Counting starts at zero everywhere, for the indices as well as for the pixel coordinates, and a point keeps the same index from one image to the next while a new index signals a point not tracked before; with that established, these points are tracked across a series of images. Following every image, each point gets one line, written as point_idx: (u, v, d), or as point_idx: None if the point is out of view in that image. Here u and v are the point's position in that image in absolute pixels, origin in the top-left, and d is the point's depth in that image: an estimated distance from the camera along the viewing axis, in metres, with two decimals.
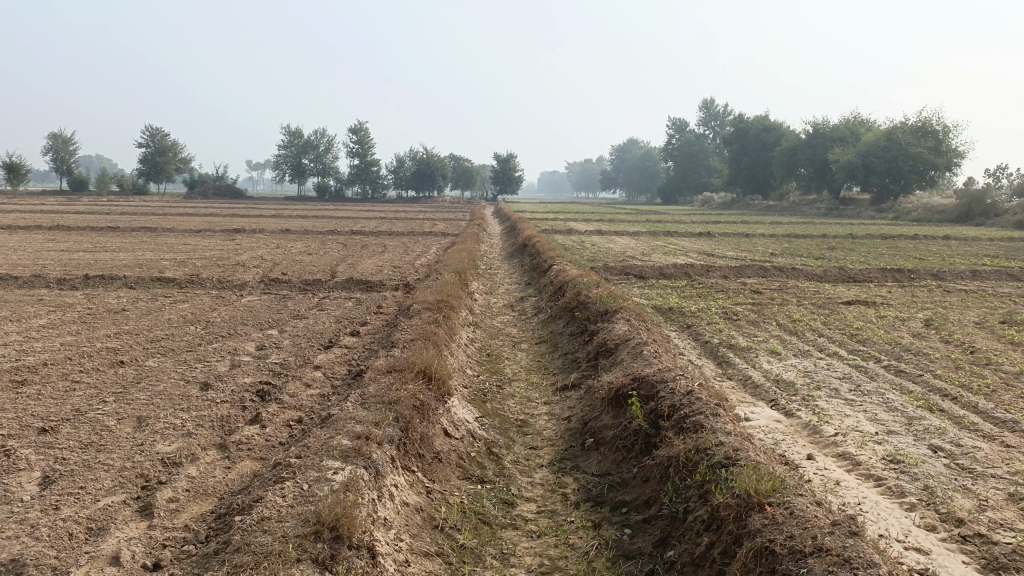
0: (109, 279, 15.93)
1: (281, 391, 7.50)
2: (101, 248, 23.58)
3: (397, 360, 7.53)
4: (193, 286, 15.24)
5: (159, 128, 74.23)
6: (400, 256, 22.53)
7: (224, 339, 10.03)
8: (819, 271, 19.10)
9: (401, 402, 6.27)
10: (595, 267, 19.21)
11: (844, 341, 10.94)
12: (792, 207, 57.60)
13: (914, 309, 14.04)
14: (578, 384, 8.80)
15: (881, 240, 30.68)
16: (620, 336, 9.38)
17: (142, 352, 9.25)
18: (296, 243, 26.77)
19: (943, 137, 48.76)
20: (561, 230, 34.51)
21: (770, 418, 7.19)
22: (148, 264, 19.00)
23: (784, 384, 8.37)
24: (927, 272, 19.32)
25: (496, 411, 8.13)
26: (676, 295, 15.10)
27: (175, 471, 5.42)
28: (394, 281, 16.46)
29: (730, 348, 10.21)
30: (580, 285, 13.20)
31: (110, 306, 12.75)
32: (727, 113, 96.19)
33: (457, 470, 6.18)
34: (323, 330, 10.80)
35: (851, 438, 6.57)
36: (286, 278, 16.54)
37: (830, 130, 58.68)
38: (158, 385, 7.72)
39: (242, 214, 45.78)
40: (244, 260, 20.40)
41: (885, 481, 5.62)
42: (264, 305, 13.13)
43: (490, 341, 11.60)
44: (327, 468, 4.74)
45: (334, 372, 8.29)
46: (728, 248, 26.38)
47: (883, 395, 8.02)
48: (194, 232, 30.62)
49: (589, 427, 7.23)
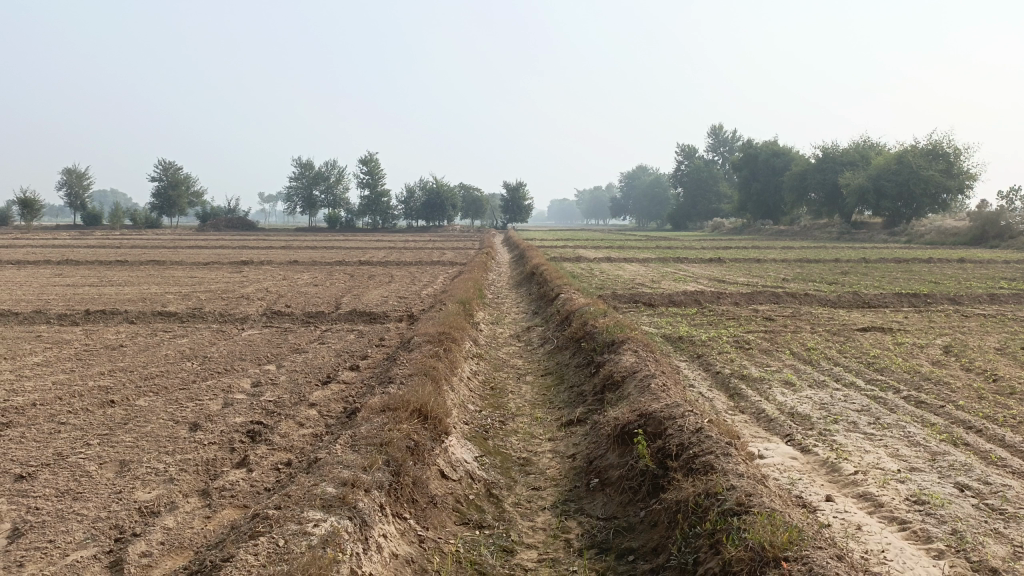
0: (111, 314, 15.74)
1: (272, 431, 7.19)
2: (107, 282, 23.48)
3: (392, 397, 7.21)
4: (195, 320, 15.01)
5: (172, 162, 74.93)
6: (407, 286, 22.30)
7: (219, 376, 9.75)
8: (832, 297, 18.71)
9: (393, 444, 5.95)
10: (604, 295, 18.90)
11: (861, 370, 10.54)
12: (803, 231, 57.20)
13: (932, 335, 13.63)
14: (584, 419, 8.44)
15: (895, 264, 30.24)
16: (627, 368, 9.03)
17: (134, 390, 8.98)
18: (303, 274, 26.57)
19: (954, 159, 48.36)
20: (571, 257, 34.25)
21: (784, 454, 6.80)
22: (152, 299, 18.84)
23: (800, 418, 7.98)
24: (944, 297, 18.89)
25: (497, 449, 7.78)
26: (686, 324, 14.74)
27: (152, 521, 5.11)
28: (398, 311, 16.22)
29: (742, 379, 9.83)
30: (587, 315, 12.87)
31: (108, 342, 12.53)
32: (735, 139, 96.16)
33: (454, 515, 5.83)
34: (322, 364, 10.51)
35: (872, 477, 6.18)
36: (289, 311, 16.32)
37: (840, 154, 58.40)
38: (145, 426, 7.43)
39: (251, 246, 45.83)
40: (249, 292, 20.25)
41: (911, 525, 5.22)
42: (264, 338, 12.88)
43: (494, 374, 11.26)
44: (308, 521, 4.41)
45: (330, 409, 7.98)
46: (740, 274, 26.01)
47: (904, 428, 7.62)
48: (202, 265, 30.57)
49: (595, 466, 6.87)
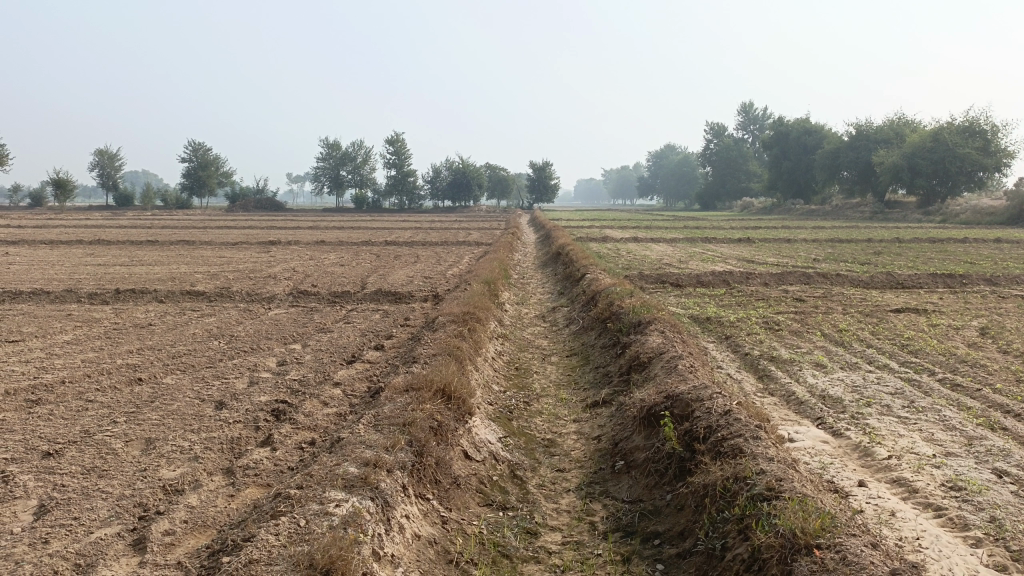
0: (140, 293, 15.89)
1: (296, 410, 7.18)
2: (138, 262, 23.73)
3: (415, 377, 7.16)
4: (222, 300, 15.11)
5: (201, 143, 75.51)
6: (432, 266, 22.28)
7: (244, 355, 9.78)
8: (864, 277, 18.36)
9: (416, 424, 5.89)
10: (631, 275, 18.72)
11: (894, 352, 10.30)
12: (834, 211, 56.27)
13: (968, 316, 13.31)
14: (609, 401, 8.33)
15: (929, 244, 29.62)
16: (654, 348, 8.90)
17: (161, 368, 9.03)
18: (329, 254, 26.64)
19: (992, 137, 47.17)
20: (597, 237, 34.01)
21: (815, 438, 6.65)
22: (181, 278, 18.99)
23: (831, 401, 7.80)
24: (980, 277, 18.46)
25: (522, 430, 7.71)
26: (714, 304, 14.54)
27: (176, 500, 5.11)
28: (424, 291, 16.18)
29: (772, 360, 9.65)
30: (613, 295, 12.74)
31: (136, 320, 12.64)
32: (766, 117, 94.64)
33: (477, 496, 5.77)
34: (347, 343, 10.51)
35: (907, 462, 6.01)
36: (315, 290, 16.36)
37: (873, 132, 57.25)
38: (171, 404, 7.46)
39: (279, 226, 46.12)
40: (276, 272, 20.36)
41: (947, 511, 5.07)
42: (290, 317, 12.93)
43: (520, 354, 11.19)
44: (329, 501, 4.37)
45: (354, 389, 7.97)
46: (769, 254, 25.62)
47: (940, 412, 7.42)
48: (231, 245, 30.79)
49: (620, 448, 6.78)
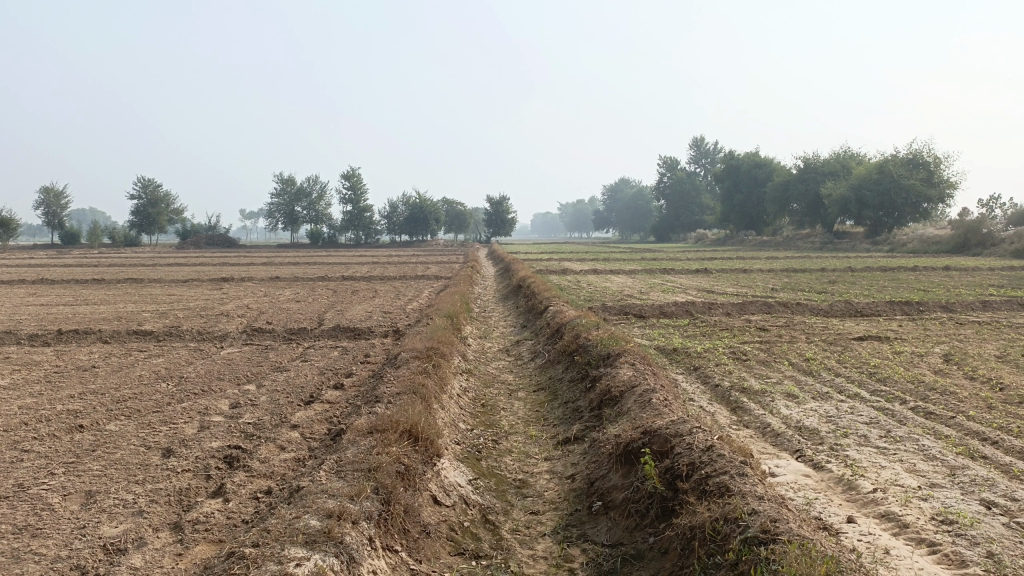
0: (84, 334, 15.16)
1: (251, 456, 6.73)
2: (83, 302, 22.81)
3: (379, 418, 6.76)
4: (172, 339, 14.47)
5: (151, 180, 74.00)
6: (392, 301, 21.83)
7: (195, 397, 9.26)
8: (824, 306, 18.46)
9: (382, 469, 5.50)
10: (593, 306, 18.55)
11: (863, 380, 10.20)
12: (786, 242, 57.27)
13: (930, 343, 13.35)
14: (581, 437, 8.03)
15: (882, 272, 30.13)
16: (625, 382, 8.65)
17: (104, 414, 8.47)
18: (285, 291, 26.00)
19: (934, 168, 48.58)
20: (557, 270, 33.91)
21: (797, 472, 6.42)
22: (128, 317, 18.24)
23: (808, 432, 7.62)
24: (936, 304, 18.70)
25: (491, 471, 7.36)
26: (679, 335, 14.39)
27: (117, 560, 4.63)
28: (384, 327, 15.76)
29: (743, 392, 9.47)
30: (579, 327, 12.51)
31: (79, 363, 11.99)
32: (717, 151, 96.50)
33: (448, 545, 5.39)
34: (304, 383, 10.06)
35: (893, 495, 5.81)
36: (271, 328, 15.81)
37: (821, 165, 58.61)
38: (115, 453, 6.94)
39: (232, 263, 45.17)
40: (229, 309, 19.72)
41: (942, 547, 4.86)
42: (244, 357, 12.40)
43: (485, 390, 10.85)
44: (289, 560, 3.96)
45: (313, 431, 7.53)
46: (728, 285, 25.71)
47: (918, 441, 7.27)
48: (181, 282, 29.90)
49: (596, 487, 6.47)
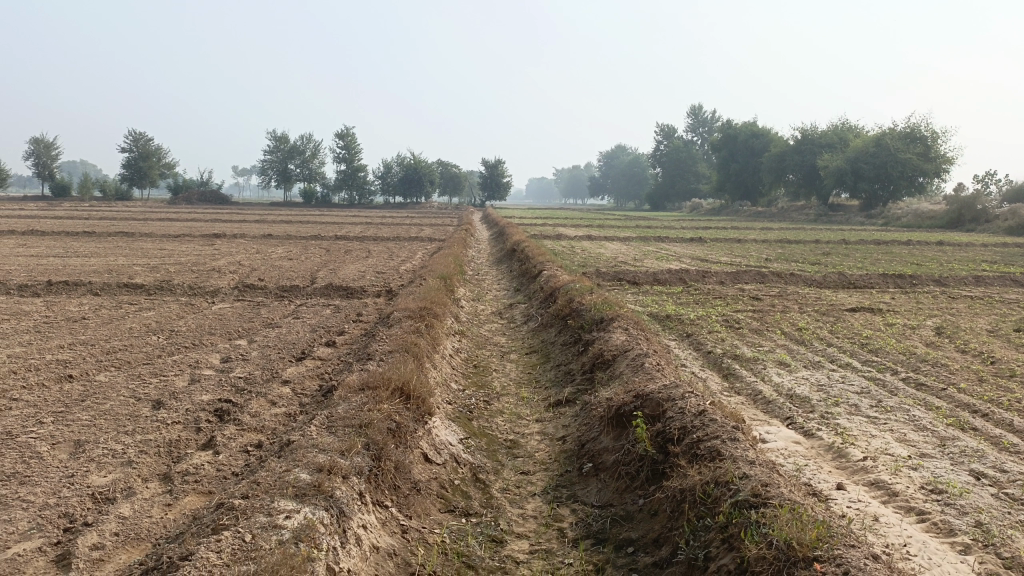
0: (73, 286, 15.03)
1: (242, 410, 6.69)
2: (73, 254, 22.62)
3: (371, 375, 6.72)
4: (162, 293, 14.37)
5: (143, 133, 73.06)
6: (384, 262, 21.72)
7: (186, 351, 9.20)
8: (817, 277, 18.45)
9: (373, 425, 5.47)
10: (587, 272, 18.50)
11: (855, 351, 10.22)
12: (781, 213, 57.20)
13: (922, 316, 13.38)
14: (573, 400, 8.03)
15: (875, 246, 30.11)
16: (618, 346, 8.63)
17: (93, 365, 8.41)
18: (277, 248, 25.86)
19: (932, 143, 48.40)
20: (550, 235, 33.80)
21: (788, 439, 6.44)
22: (118, 270, 18.10)
23: (799, 400, 7.63)
24: (929, 278, 18.71)
25: (482, 431, 7.35)
26: (672, 302, 14.38)
27: (105, 509, 4.60)
28: (376, 286, 15.68)
29: (735, 359, 9.47)
30: (573, 291, 12.46)
31: (69, 314, 11.89)
32: (715, 120, 95.80)
33: (438, 502, 5.39)
34: (296, 339, 10.01)
35: (883, 464, 5.82)
36: (262, 284, 15.72)
37: (819, 136, 58.32)
38: (104, 403, 6.90)
39: (224, 219, 44.79)
40: (221, 265, 19.59)
41: (930, 516, 4.88)
42: (235, 312, 12.32)
43: (477, 351, 10.83)
44: (278, 512, 3.94)
45: (305, 387, 7.50)
46: (722, 254, 25.69)
47: (908, 411, 7.30)
48: (173, 237, 29.68)
49: (587, 449, 6.48)
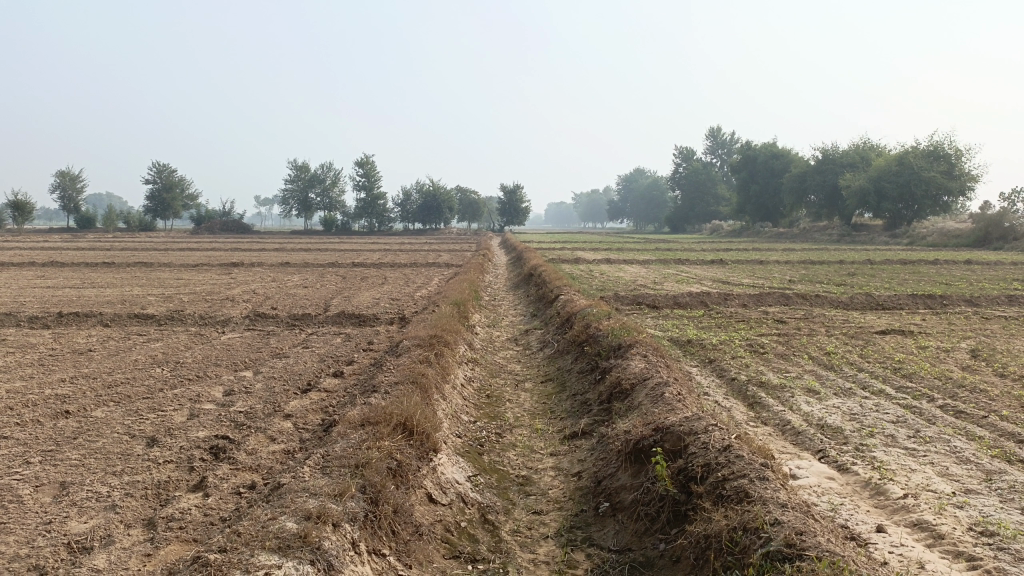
0: (84, 317, 14.84)
1: (238, 448, 6.35)
2: (89, 284, 22.55)
3: (373, 410, 6.35)
4: (173, 323, 14.14)
5: (167, 164, 73.81)
6: (400, 288, 21.45)
7: (188, 383, 8.91)
8: (844, 298, 17.90)
9: (372, 465, 5.09)
10: (606, 296, 18.08)
11: (888, 376, 9.71)
12: (803, 234, 56.45)
13: (955, 338, 12.82)
14: (589, 432, 7.61)
15: (901, 265, 29.43)
16: (636, 374, 8.21)
17: (92, 400, 8.12)
18: (293, 276, 25.73)
19: (956, 161, 47.57)
20: (569, 259, 33.50)
21: (820, 474, 5.97)
22: (132, 301, 17.96)
23: (831, 430, 7.16)
24: (960, 298, 18.09)
25: (493, 466, 6.96)
26: (693, 327, 13.92)
27: (79, 561, 4.26)
28: (389, 314, 15.38)
29: (761, 386, 9.01)
30: (590, 316, 12.06)
31: (75, 346, 11.67)
32: (734, 142, 95.37)
33: (443, 548, 5.00)
34: (303, 370, 9.68)
35: (925, 502, 5.35)
36: (275, 313, 15.48)
37: (840, 156, 57.66)
38: (96, 441, 6.59)
39: (244, 248, 44.96)
40: (235, 294, 19.41)
41: (982, 562, 4.41)
42: (244, 342, 12.03)
43: (490, 380, 10.45)
44: (258, 568, 3.57)
45: (307, 422, 7.15)
46: (744, 276, 25.16)
47: (949, 442, 6.80)
48: (191, 267, 29.62)
49: (604, 487, 6.05)
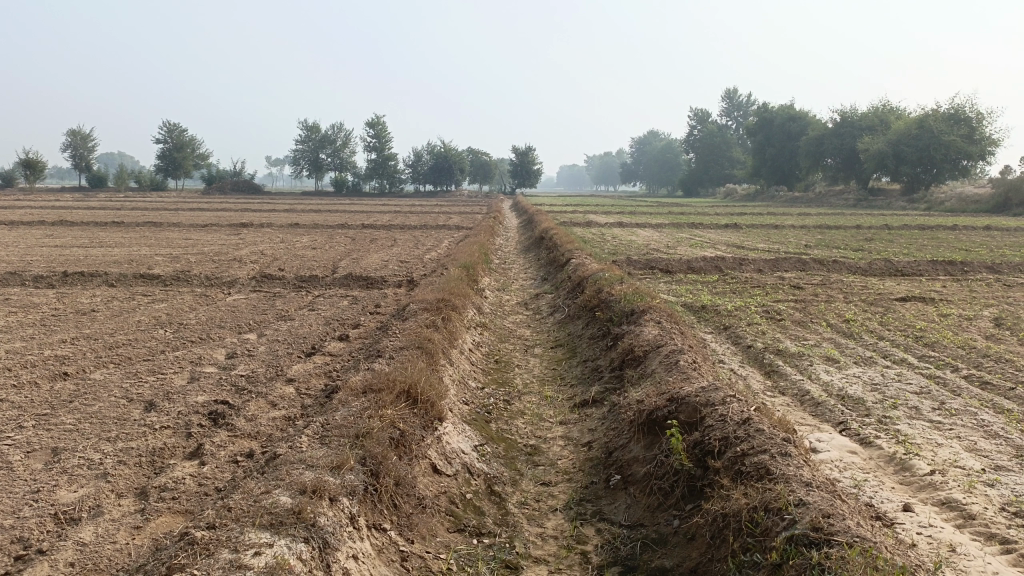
0: (90, 277, 14.67)
1: (237, 414, 6.14)
2: (97, 243, 22.40)
3: (376, 376, 6.10)
4: (178, 284, 13.95)
5: (177, 124, 73.25)
6: (409, 250, 21.21)
7: (190, 345, 8.71)
8: (862, 264, 17.51)
9: (372, 436, 4.84)
10: (618, 260, 17.75)
11: (909, 345, 9.39)
12: (819, 198, 55.68)
13: (977, 306, 12.47)
14: (600, 400, 7.38)
15: (919, 231, 28.87)
16: (649, 341, 7.94)
17: (92, 362, 7.94)
18: (303, 237, 25.46)
19: (977, 124, 46.55)
20: (580, 222, 33.02)
21: (842, 448, 5.72)
22: (139, 261, 17.78)
23: (852, 401, 6.89)
24: (981, 265, 17.66)
25: (500, 435, 6.74)
26: (707, 292, 13.61)
27: (64, 534, 4.07)
28: (398, 276, 15.14)
29: (778, 354, 8.73)
30: (601, 281, 11.77)
31: (79, 306, 11.49)
32: (750, 103, 93.78)
33: (446, 520, 4.79)
34: (308, 333, 9.46)
35: (954, 479, 5.08)
36: (281, 274, 15.25)
37: (858, 119, 56.54)
38: (92, 405, 6.40)
39: (254, 209, 44.72)
40: (243, 255, 19.17)
41: (1017, 546, 4.16)
42: (249, 304, 11.83)
43: (499, 345, 10.22)
44: (247, 547, 3.37)
45: (309, 387, 6.95)
46: (759, 240, 24.75)
47: (976, 415, 6.51)
48: (200, 227, 29.33)
49: (615, 458, 5.82)
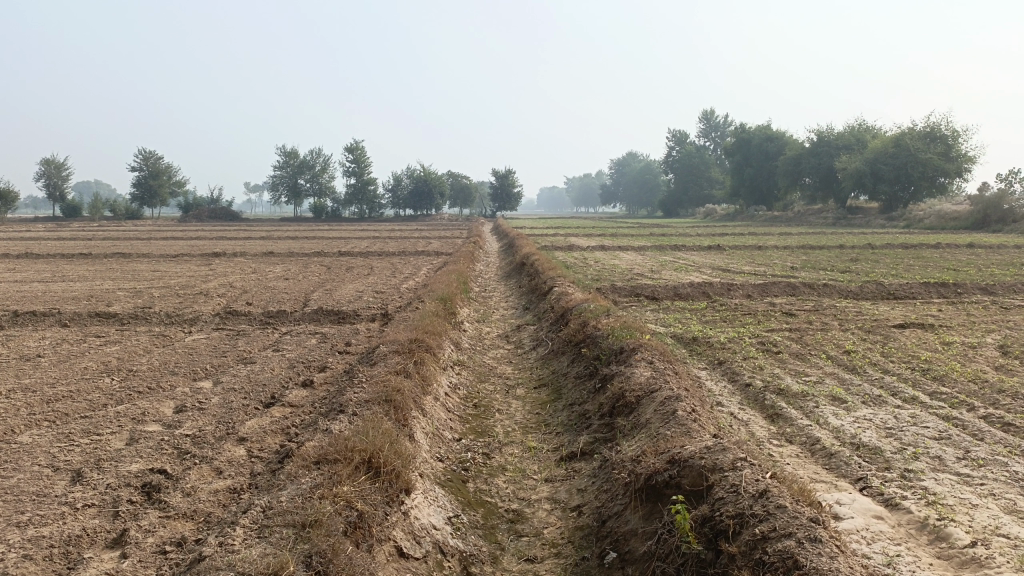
0: (43, 316, 13.76)
1: (175, 486, 5.35)
2: (59, 278, 21.44)
3: (334, 441, 5.34)
4: (136, 323, 13.07)
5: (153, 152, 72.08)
6: (385, 280, 20.44)
7: (136, 398, 7.88)
8: (852, 287, 16.96)
9: (323, 524, 4.09)
10: (602, 288, 17.11)
11: (918, 380, 8.73)
12: (798, 217, 55.51)
13: (979, 331, 11.90)
14: (590, 453, 6.66)
15: (904, 250, 28.49)
16: (641, 385, 7.24)
17: (22, 420, 7.10)
18: (276, 267, 24.62)
19: (953, 142, 46.57)
20: (562, 246, 32.32)
21: (866, 513, 5.02)
22: (100, 296, 16.86)
23: (868, 451, 6.21)
24: (974, 286, 17.15)
25: (479, 498, 5.99)
26: (697, 321, 12.95)
27: None
28: (371, 309, 14.37)
29: (779, 393, 8.06)
30: (587, 313, 11.07)
31: (24, 351, 10.61)
32: (727, 124, 94.17)
33: None
34: (268, 379, 8.65)
35: (1001, 553, 4.38)
36: (248, 309, 14.43)
37: (834, 138, 56.61)
38: (11, 476, 5.59)
39: (229, 237, 43.77)
40: (209, 288, 18.32)
41: None
42: (210, 345, 11.00)
43: (478, 386, 9.48)
44: None
45: (263, 448, 6.16)
46: (744, 262, 24.20)
47: (1008, 466, 5.83)
48: (171, 257, 28.35)
49: (609, 530, 5.09)
